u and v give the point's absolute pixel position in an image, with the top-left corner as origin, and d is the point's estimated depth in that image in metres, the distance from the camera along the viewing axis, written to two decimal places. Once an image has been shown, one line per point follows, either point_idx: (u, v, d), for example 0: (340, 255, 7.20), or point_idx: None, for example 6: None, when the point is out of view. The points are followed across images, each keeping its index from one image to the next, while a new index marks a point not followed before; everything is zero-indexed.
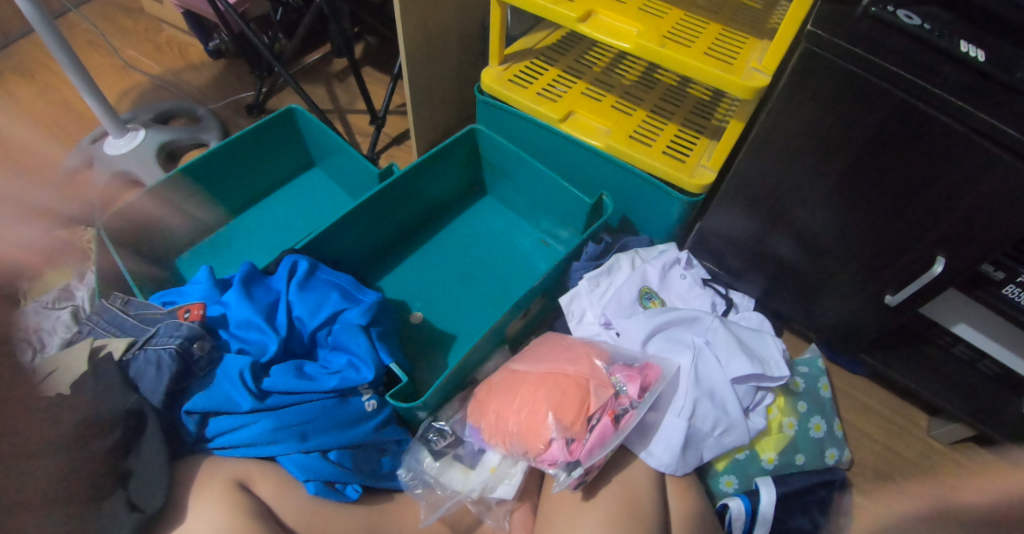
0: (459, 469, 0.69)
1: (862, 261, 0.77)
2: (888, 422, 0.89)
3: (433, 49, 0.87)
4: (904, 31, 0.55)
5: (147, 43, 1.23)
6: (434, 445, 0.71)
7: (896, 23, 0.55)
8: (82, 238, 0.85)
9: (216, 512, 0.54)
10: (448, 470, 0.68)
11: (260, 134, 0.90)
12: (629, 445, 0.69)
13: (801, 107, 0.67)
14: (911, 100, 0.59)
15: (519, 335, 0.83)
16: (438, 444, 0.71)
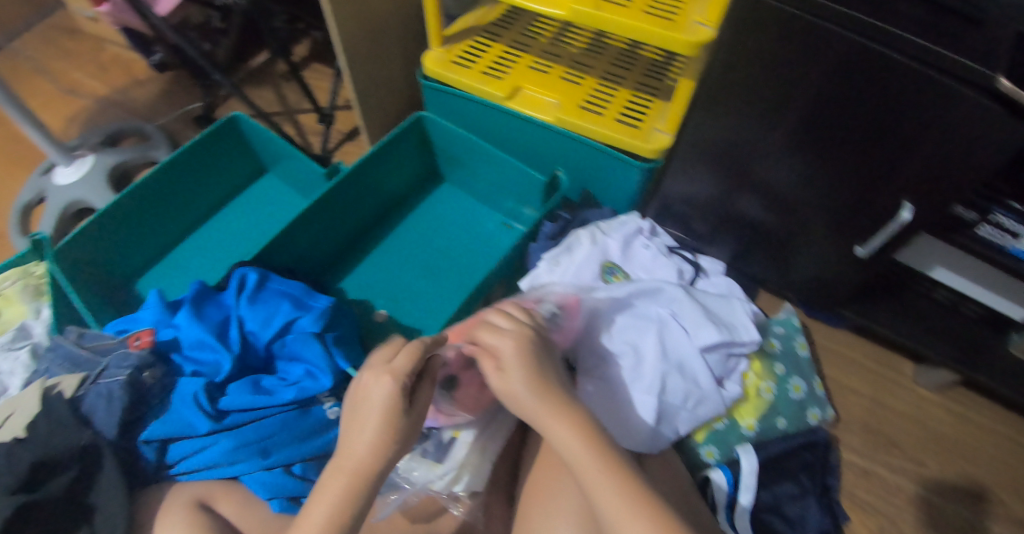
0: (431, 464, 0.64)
1: (829, 212, 0.75)
2: (872, 374, 0.88)
3: (371, 38, 0.84)
4: None
5: (89, 64, 1.20)
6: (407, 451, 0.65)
7: None
8: (35, 274, 0.82)
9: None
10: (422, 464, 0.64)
11: (204, 146, 0.87)
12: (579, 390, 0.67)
13: (747, 57, 0.63)
14: (857, 39, 0.55)
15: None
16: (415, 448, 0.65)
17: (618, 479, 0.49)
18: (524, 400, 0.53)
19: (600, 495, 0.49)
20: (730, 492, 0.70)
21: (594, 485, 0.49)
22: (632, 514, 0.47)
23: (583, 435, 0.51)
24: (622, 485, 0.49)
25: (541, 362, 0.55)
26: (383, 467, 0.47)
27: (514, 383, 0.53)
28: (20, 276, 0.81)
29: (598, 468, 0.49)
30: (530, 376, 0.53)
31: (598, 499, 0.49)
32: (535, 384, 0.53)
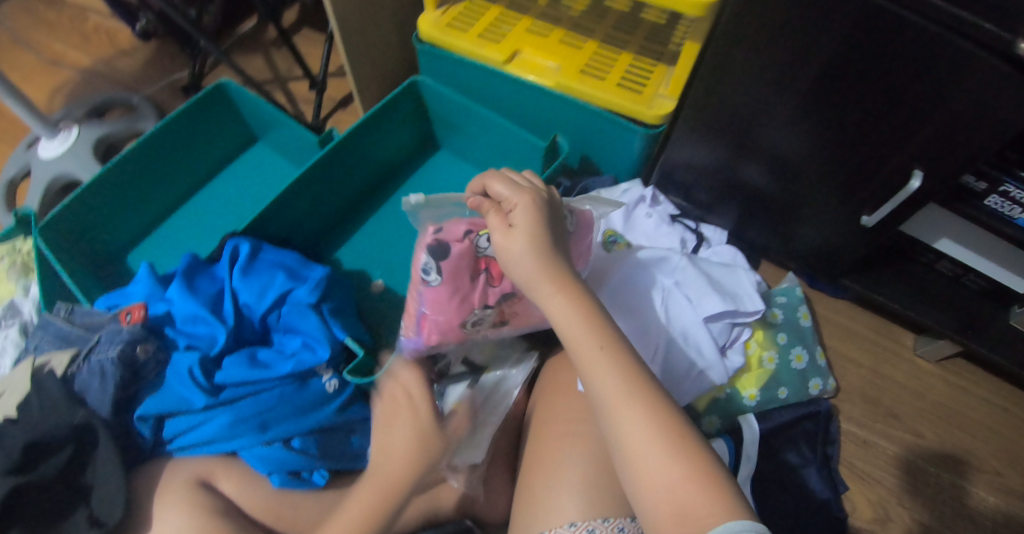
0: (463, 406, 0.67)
1: (834, 179, 0.73)
2: (873, 345, 0.87)
3: (364, 1, 0.80)
4: None
5: (72, 34, 1.15)
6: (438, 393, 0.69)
7: None
8: (22, 250, 0.80)
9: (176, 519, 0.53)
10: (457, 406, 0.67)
11: (192, 115, 0.85)
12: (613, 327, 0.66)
13: (755, 18, 0.61)
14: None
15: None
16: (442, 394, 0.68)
17: (617, 365, 0.43)
18: (527, 264, 0.48)
19: (602, 384, 0.43)
20: (731, 464, 0.69)
21: (593, 370, 0.43)
22: (633, 405, 0.41)
23: (587, 316, 0.45)
24: (622, 372, 0.43)
25: (547, 230, 0.50)
26: (414, 477, 0.56)
27: (518, 246, 0.48)
28: (7, 254, 0.79)
29: (603, 348, 0.43)
30: (534, 240, 0.48)
31: (597, 386, 0.43)
32: (538, 247, 0.48)
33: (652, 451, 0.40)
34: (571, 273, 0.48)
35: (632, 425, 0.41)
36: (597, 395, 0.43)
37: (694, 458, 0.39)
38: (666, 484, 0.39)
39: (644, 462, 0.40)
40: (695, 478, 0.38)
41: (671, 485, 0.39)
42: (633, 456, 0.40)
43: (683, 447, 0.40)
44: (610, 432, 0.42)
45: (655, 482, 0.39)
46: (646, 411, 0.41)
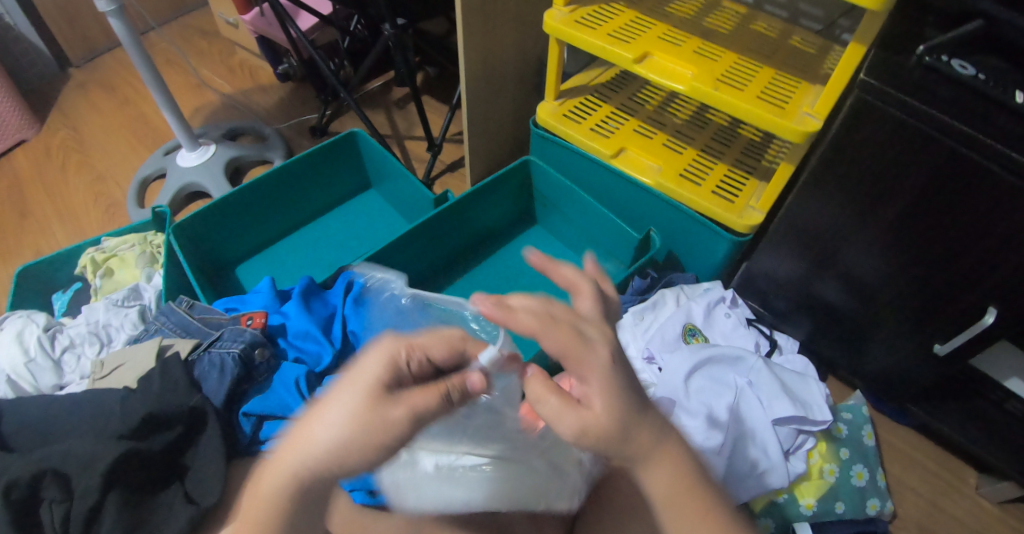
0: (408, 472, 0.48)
1: (909, 308, 0.76)
2: (933, 476, 0.87)
3: (492, 81, 0.91)
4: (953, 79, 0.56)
5: (219, 65, 1.31)
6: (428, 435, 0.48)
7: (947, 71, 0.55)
8: (153, 242, 0.90)
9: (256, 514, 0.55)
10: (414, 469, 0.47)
11: (323, 157, 0.95)
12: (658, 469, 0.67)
13: (850, 155, 0.68)
14: (958, 148, 0.59)
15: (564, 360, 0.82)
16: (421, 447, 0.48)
17: (611, 422, 0.37)
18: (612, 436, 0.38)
19: (627, 440, 0.38)
20: None
21: (571, 431, 0.36)
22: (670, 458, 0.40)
23: (602, 381, 0.37)
24: (623, 441, 0.38)
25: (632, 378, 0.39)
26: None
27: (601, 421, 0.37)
28: (139, 242, 0.89)
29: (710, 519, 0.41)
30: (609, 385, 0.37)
31: (599, 446, 0.38)
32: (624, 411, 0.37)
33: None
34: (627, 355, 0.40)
35: (668, 459, 0.40)
36: (623, 457, 0.39)
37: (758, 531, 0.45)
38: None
39: (705, 514, 0.41)
40: None
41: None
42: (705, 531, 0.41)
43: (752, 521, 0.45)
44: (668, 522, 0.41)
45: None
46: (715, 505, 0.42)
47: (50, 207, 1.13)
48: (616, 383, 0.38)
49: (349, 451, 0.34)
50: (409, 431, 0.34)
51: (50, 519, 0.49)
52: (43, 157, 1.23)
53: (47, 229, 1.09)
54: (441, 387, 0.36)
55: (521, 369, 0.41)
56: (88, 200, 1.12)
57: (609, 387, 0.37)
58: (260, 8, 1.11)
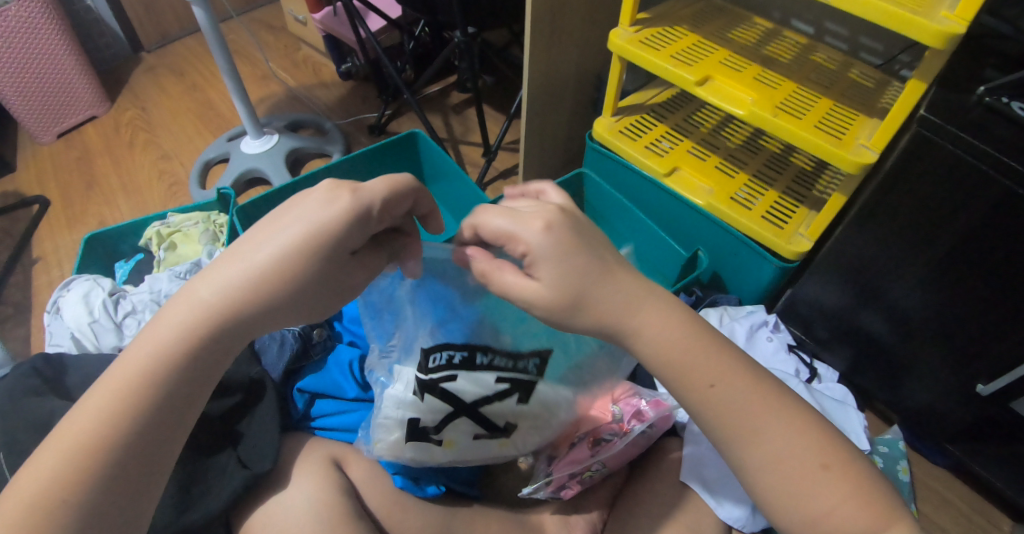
0: (473, 391, 0.59)
1: (954, 347, 0.76)
2: (967, 520, 0.85)
3: (551, 91, 0.94)
4: (1012, 120, 0.56)
5: (285, 58, 1.37)
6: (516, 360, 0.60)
7: (1005, 112, 0.56)
8: (216, 221, 0.94)
9: (305, 485, 0.57)
10: (490, 397, 0.59)
11: (384, 153, 0.99)
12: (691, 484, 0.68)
13: (903, 190, 0.70)
14: (1015, 190, 0.59)
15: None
16: (501, 361, 0.59)
17: (564, 289, 0.43)
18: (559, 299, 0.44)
19: (588, 303, 0.44)
20: None
21: (534, 301, 0.44)
22: (660, 311, 0.47)
23: (550, 268, 0.43)
24: (581, 307, 0.44)
25: (576, 240, 0.44)
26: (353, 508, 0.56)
27: (553, 283, 0.43)
28: (203, 221, 0.93)
29: (717, 386, 0.45)
30: (551, 243, 0.43)
31: (553, 313, 0.45)
32: (566, 277, 0.43)
33: (767, 422, 0.45)
34: (563, 222, 0.45)
35: (654, 328, 0.46)
36: (606, 322, 0.45)
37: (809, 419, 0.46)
38: (788, 449, 0.44)
39: (711, 386, 0.45)
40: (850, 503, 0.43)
41: (806, 452, 0.44)
42: (720, 395, 0.45)
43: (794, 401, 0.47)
44: (683, 394, 0.47)
45: (751, 414, 0.45)
46: (731, 374, 0.46)
47: (115, 180, 1.18)
48: (545, 246, 0.43)
49: (271, 286, 0.43)
50: (317, 273, 0.44)
51: None
52: (112, 133, 1.29)
53: (111, 201, 1.15)
54: (345, 215, 0.43)
55: (488, 273, 0.46)
56: (152, 177, 1.18)
57: (546, 249, 0.43)
58: (331, 7, 1.16)
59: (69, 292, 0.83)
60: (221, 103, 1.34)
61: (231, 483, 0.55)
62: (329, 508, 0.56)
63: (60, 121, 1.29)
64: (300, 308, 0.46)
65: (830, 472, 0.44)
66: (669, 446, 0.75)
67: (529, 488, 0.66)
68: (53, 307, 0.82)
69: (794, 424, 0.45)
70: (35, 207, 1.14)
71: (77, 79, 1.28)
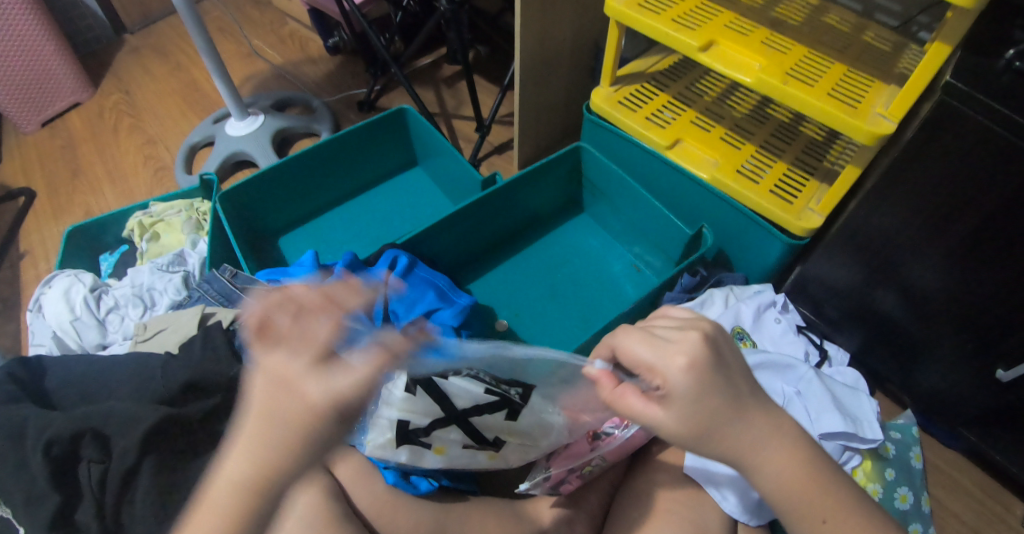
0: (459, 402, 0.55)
1: (973, 330, 0.72)
2: (980, 505, 0.83)
3: (546, 62, 0.89)
4: None
5: (271, 34, 1.31)
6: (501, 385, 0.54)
7: None
8: (199, 209, 0.92)
9: None
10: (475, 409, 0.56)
11: (372, 131, 0.94)
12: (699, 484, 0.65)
13: (921, 167, 0.65)
14: None
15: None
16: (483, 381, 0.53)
17: (693, 427, 0.41)
18: (684, 441, 0.42)
19: (715, 438, 0.42)
20: None
21: (662, 432, 0.42)
22: (790, 452, 0.44)
23: (681, 411, 0.41)
24: (708, 443, 0.42)
25: (719, 383, 0.42)
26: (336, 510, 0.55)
27: (686, 428, 0.41)
28: (186, 209, 0.91)
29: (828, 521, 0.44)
30: (694, 391, 0.41)
31: (679, 441, 0.42)
32: (699, 425, 0.41)
33: None
34: (706, 360, 0.42)
35: (778, 465, 0.44)
36: (730, 456, 0.43)
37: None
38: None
39: (823, 522, 0.45)
40: None
41: None
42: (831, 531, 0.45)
43: (878, 518, 0.46)
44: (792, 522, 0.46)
45: None
46: (845, 510, 0.45)
47: (101, 168, 1.15)
48: (685, 389, 0.40)
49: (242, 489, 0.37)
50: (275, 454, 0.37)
51: (88, 478, 0.54)
52: (97, 119, 1.25)
53: (97, 190, 1.11)
54: (263, 395, 0.38)
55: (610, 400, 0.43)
56: (138, 163, 1.15)
57: (684, 390, 0.40)
58: None
59: (50, 289, 0.81)
60: (206, 84, 1.30)
61: None
62: (314, 512, 0.53)
63: (43, 109, 1.25)
64: (296, 483, 0.40)
65: None
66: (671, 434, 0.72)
67: (526, 484, 0.63)
68: (35, 305, 0.81)
69: None
70: (21, 199, 1.11)
71: (57, 64, 1.24)
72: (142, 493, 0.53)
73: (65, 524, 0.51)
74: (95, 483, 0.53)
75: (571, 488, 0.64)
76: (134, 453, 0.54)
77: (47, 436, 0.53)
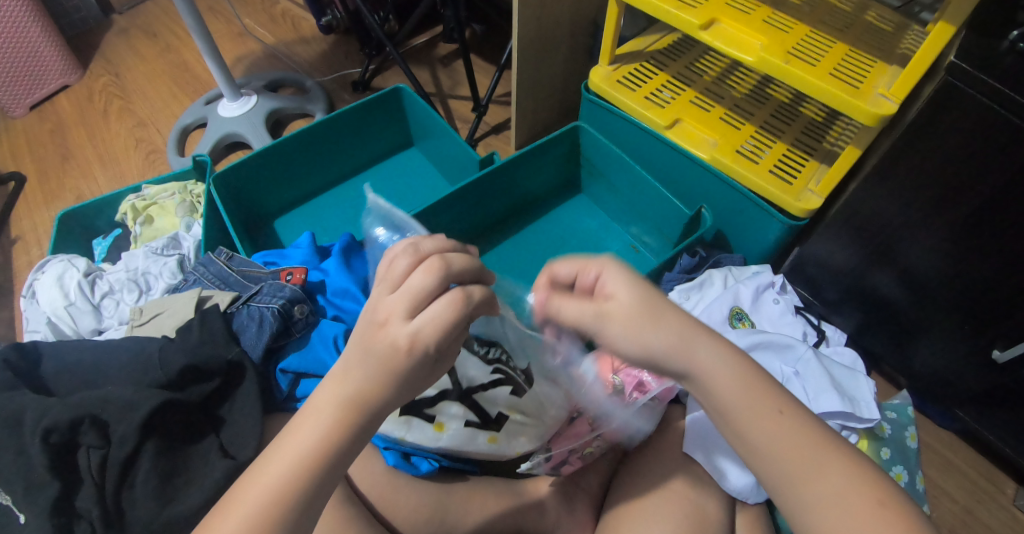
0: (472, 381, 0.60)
1: (969, 311, 0.72)
2: (971, 483, 0.84)
3: (545, 41, 0.88)
4: None
5: (262, 14, 1.28)
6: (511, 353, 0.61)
7: None
8: (192, 192, 0.91)
9: None
10: (490, 387, 0.61)
11: (367, 111, 0.93)
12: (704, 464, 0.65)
13: (921, 150, 0.65)
14: None
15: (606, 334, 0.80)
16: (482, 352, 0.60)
17: (641, 301, 0.45)
18: (634, 320, 0.45)
19: (662, 313, 0.45)
20: None
21: (615, 312, 0.45)
22: (728, 349, 0.47)
23: (621, 283, 0.46)
24: (659, 321, 0.45)
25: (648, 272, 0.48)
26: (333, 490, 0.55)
27: (629, 303, 0.45)
28: (179, 192, 0.90)
29: (784, 412, 0.45)
30: (627, 270, 0.47)
31: (634, 324, 0.45)
32: (645, 298, 0.45)
33: (828, 453, 0.44)
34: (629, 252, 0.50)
35: (718, 355, 0.46)
36: (676, 343, 0.45)
37: (858, 461, 0.44)
38: (838, 486, 0.42)
39: (781, 412, 0.45)
40: None
41: (862, 486, 0.42)
42: (789, 421, 0.44)
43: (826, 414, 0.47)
44: (751, 428, 0.45)
45: (817, 448, 0.44)
46: (796, 405, 0.46)
47: (91, 152, 1.13)
48: (617, 266, 0.47)
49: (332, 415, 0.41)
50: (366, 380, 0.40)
51: (88, 464, 0.53)
52: (86, 103, 1.23)
53: (88, 174, 1.10)
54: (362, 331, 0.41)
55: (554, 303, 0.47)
56: (129, 146, 1.13)
57: (615, 264, 0.47)
58: None
59: (43, 275, 0.80)
60: (197, 65, 1.27)
61: (214, 473, 0.55)
62: None
63: (32, 92, 1.22)
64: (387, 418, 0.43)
65: (885, 507, 0.41)
66: (671, 414, 0.72)
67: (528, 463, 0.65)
68: (29, 291, 0.80)
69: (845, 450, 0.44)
70: (11, 184, 1.09)
71: (45, 46, 1.21)
72: (144, 478, 0.53)
73: (66, 509, 0.51)
74: (95, 468, 0.53)
75: (573, 468, 0.65)
76: (134, 439, 0.54)
77: (45, 423, 0.52)
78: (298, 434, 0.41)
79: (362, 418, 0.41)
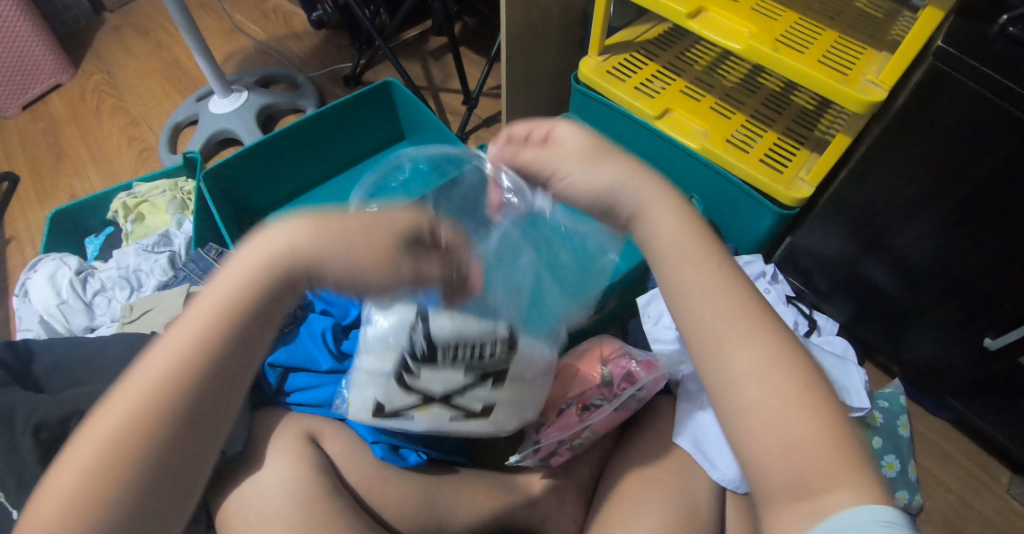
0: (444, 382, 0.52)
1: (960, 298, 0.72)
2: (965, 472, 0.84)
3: (534, 33, 0.87)
4: None
5: (253, 9, 1.28)
6: (479, 348, 0.50)
7: None
8: (183, 189, 0.91)
9: (277, 465, 0.55)
10: (467, 384, 0.53)
11: (358, 104, 0.92)
12: (694, 454, 0.66)
13: (910, 135, 0.64)
14: None
15: (598, 325, 0.81)
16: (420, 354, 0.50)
17: (582, 147, 0.46)
18: (570, 167, 0.46)
19: (597, 164, 0.45)
20: None
21: (562, 160, 0.46)
22: (672, 211, 0.44)
23: (570, 140, 0.46)
24: (592, 170, 0.45)
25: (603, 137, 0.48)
26: (320, 484, 0.55)
27: (565, 152, 0.46)
28: (170, 189, 0.90)
29: (718, 268, 0.41)
30: (580, 132, 0.47)
31: (568, 172, 0.46)
32: (590, 150, 0.46)
33: (754, 330, 0.39)
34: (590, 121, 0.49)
35: (660, 211, 0.44)
36: (600, 192, 0.44)
37: (777, 327, 0.40)
38: (758, 367, 0.37)
39: (716, 281, 0.40)
40: (819, 429, 0.35)
41: (780, 370, 0.37)
42: (717, 289, 0.40)
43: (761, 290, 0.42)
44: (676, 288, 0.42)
45: (739, 326, 0.39)
46: (731, 276, 0.41)
47: (84, 151, 1.13)
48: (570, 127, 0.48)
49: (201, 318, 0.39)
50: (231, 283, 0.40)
51: None
52: (78, 102, 1.23)
53: (81, 172, 1.10)
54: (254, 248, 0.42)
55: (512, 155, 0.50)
56: (122, 144, 1.13)
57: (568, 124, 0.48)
58: None
59: (36, 274, 0.80)
60: (189, 62, 1.27)
61: None
62: (303, 488, 0.54)
63: (23, 91, 1.22)
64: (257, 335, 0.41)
65: (806, 393, 0.36)
66: (661, 405, 0.73)
67: (515, 456, 0.62)
68: (21, 291, 0.80)
69: (774, 328, 0.39)
70: (4, 185, 1.09)
71: (36, 45, 1.21)
72: None
73: None
74: None
75: (564, 460, 0.63)
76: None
77: (36, 420, 0.53)
78: (172, 343, 0.38)
79: (236, 323, 0.40)
